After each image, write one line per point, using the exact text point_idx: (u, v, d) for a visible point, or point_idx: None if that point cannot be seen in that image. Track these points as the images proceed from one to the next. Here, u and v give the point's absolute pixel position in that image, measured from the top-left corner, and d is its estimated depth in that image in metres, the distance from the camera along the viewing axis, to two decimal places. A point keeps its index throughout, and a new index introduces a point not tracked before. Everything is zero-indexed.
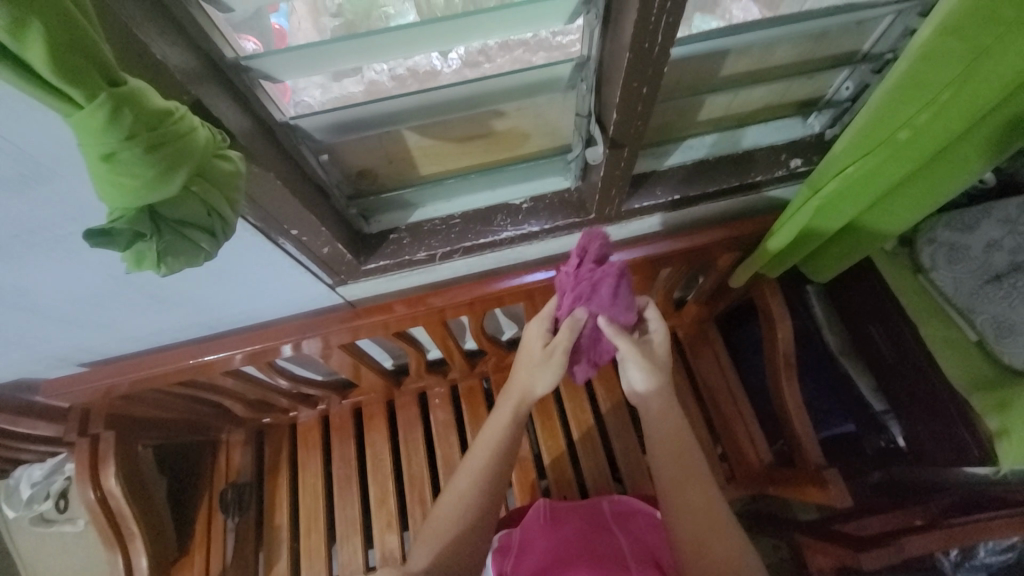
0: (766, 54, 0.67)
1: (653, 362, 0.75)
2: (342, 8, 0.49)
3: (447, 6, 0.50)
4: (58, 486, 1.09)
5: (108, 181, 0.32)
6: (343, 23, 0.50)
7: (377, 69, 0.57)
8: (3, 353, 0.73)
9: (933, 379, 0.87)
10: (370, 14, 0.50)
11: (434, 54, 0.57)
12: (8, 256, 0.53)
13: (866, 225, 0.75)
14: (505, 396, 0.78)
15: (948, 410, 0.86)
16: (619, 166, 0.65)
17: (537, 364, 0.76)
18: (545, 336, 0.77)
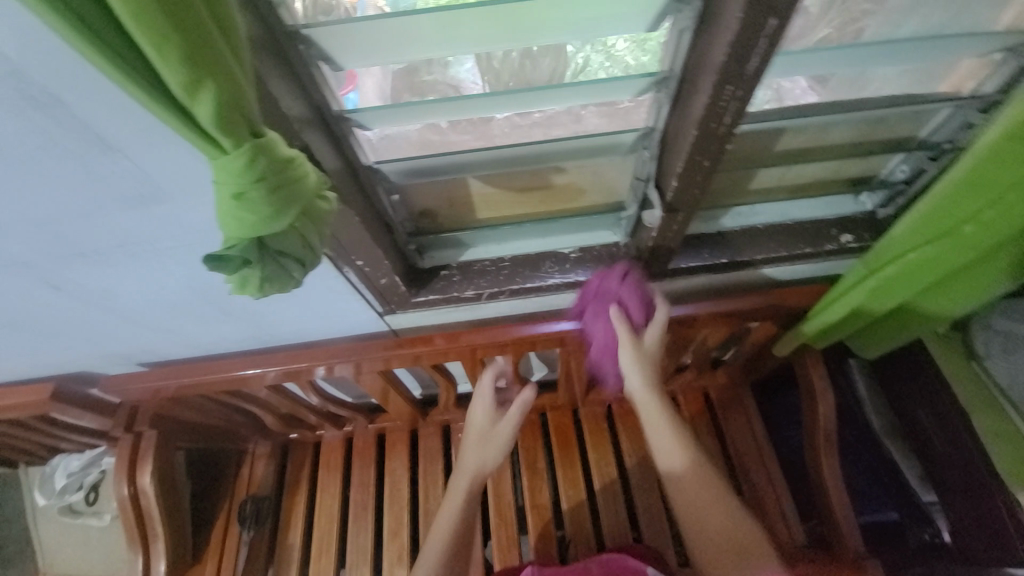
0: (822, 133, 0.70)
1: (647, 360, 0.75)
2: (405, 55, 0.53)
3: (508, 64, 0.55)
4: (92, 478, 1.13)
5: (235, 215, 0.37)
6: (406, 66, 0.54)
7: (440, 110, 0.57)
8: (77, 347, 0.79)
9: (982, 472, 0.84)
10: (431, 61, 0.54)
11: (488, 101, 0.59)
12: (109, 261, 0.58)
13: (921, 307, 0.75)
14: (460, 471, 0.82)
15: (993, 506, 0.83)
16: (672, 228, 0.67)
17: (486, 438, 0.83)
18: (490, 414, 0.85)
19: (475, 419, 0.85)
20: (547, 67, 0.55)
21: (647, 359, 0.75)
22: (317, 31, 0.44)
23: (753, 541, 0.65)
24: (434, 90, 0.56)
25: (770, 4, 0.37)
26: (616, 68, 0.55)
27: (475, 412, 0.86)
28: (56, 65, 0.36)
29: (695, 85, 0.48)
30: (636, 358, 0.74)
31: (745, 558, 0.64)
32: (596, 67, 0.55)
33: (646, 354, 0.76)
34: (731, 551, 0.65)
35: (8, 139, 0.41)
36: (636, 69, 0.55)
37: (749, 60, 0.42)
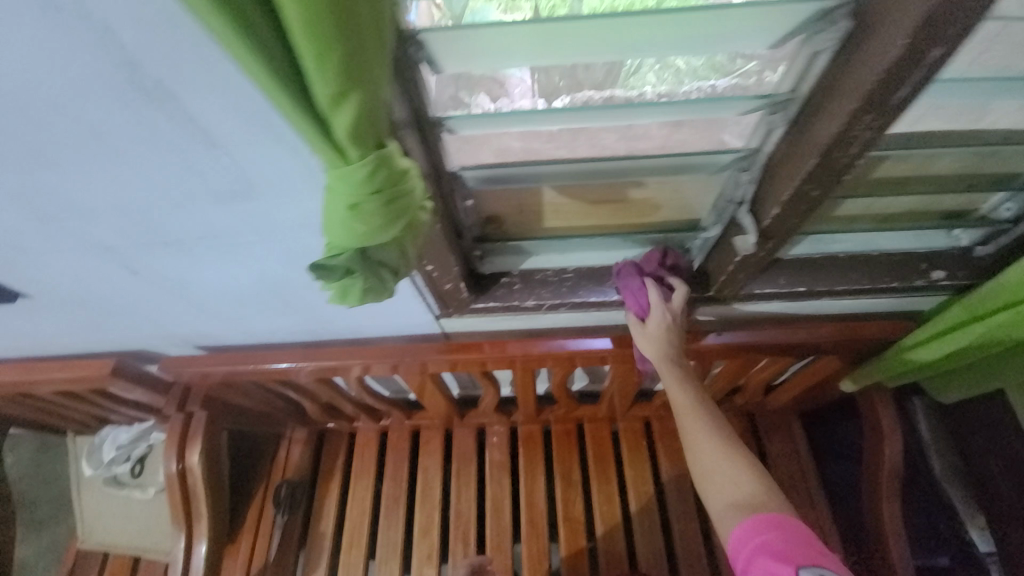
0: (928, 163, 0.64)
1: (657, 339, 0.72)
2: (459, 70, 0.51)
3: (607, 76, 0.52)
4: (139, 451, 1.17)
5: (347, 225, 0.36)
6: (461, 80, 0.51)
7: (484, 105, 0.52)
8: (141, 327, 0.80)
9: None
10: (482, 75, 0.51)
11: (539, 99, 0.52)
12: (189, 250, 0.58)
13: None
14: None
15: None
16: (761, 254, 0.63)
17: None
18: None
19: None
20: (599, 70, 0.50)
21: (661, 341, 0.72)
22: (433, 35, 0.42)
23: (767, 498, 0.60)
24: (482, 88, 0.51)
25: (936, 34, 0.35)
26: (666, 72, 0.50)
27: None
28: (176, 62, 0.35)
29: (823, 110, 0.45)
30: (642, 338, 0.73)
31: (753, 510, 0.59)
32: (645, 69, 0.50)
33: (659, 336, 0.72)
34: (743, 506, 0.60)
35: (114, 130, 0.40)
36: (687, 72, 0.50)
37: (899, 88, 0.39)
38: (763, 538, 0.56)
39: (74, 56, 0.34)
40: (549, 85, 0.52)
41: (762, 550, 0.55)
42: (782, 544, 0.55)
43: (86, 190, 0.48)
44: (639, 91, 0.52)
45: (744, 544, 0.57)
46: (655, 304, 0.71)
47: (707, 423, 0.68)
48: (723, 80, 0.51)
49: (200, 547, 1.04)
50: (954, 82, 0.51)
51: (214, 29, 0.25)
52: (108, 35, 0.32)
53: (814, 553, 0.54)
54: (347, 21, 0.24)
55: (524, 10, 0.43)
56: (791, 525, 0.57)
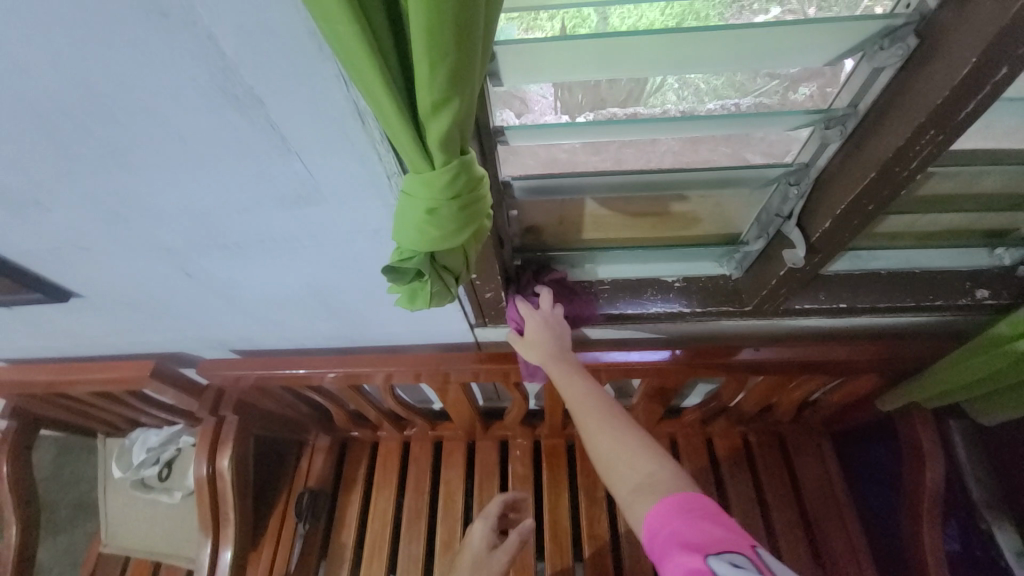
0: (974, 181, 0.64)
1: (533, 343, 0.72)
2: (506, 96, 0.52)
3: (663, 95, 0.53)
4: (168, 455, 1.18)
5: (421, 229, 0.37)
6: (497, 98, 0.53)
7: (510, 121, 0.54)
8: (184, 328, 0.82)
9: None
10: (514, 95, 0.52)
11: (559, 114, 0.54)
12: (245, 253, 0.60)
13: None
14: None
15: None
16: (807, 270, 0.63)
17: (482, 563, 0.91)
18: (489, 538, 0.96)
19: (472, 541, 0.95)
20: (622, 87, 0.52)
21: (541, 343, 0.71)
22: (503, 50, 0.44)
23: (664, 476, 0.58)
24: (503, 102, 0.53)
25: (1010, 52, 0.35)
26: (686, 90, 0.52)
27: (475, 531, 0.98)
28: (269, 73, 0.37)
29: (885, 125, 0.46)
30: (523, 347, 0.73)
31: (655, 490, 0.57)
32: (667, 87, 0.52)
33: (537, 340, 0.72)
34: (645, 488, 0.58)
35: (195, 134, 0.42)
36: (707, 91, 0.52)
37: (964, 107, 0.40)
38: (675, 526, 0.53)
39: (173, 62, 0.36)
40: (572, 103, 0.53)
41: (673, 539, 0.52)
42: (691, 531, 0.52)
43: (155, 191, 0.50)
44: (662, 109, 0.53)
45: (655, 535, 0.54)
46: (528, 315, 0.73)
47: (602, 411, 0.65)
48: (746, 100, 0.52)
49: (224, 553, 1.03)
50: (1006, 100, 0.51)
51: (339, 42, 0.26)
52: (208, 41, 0.34)
53: (723, 537, 0.51)
54: (465, 38, 0.26)
55: (546, 30, 0.44)
56: (700, 506, 0.54)
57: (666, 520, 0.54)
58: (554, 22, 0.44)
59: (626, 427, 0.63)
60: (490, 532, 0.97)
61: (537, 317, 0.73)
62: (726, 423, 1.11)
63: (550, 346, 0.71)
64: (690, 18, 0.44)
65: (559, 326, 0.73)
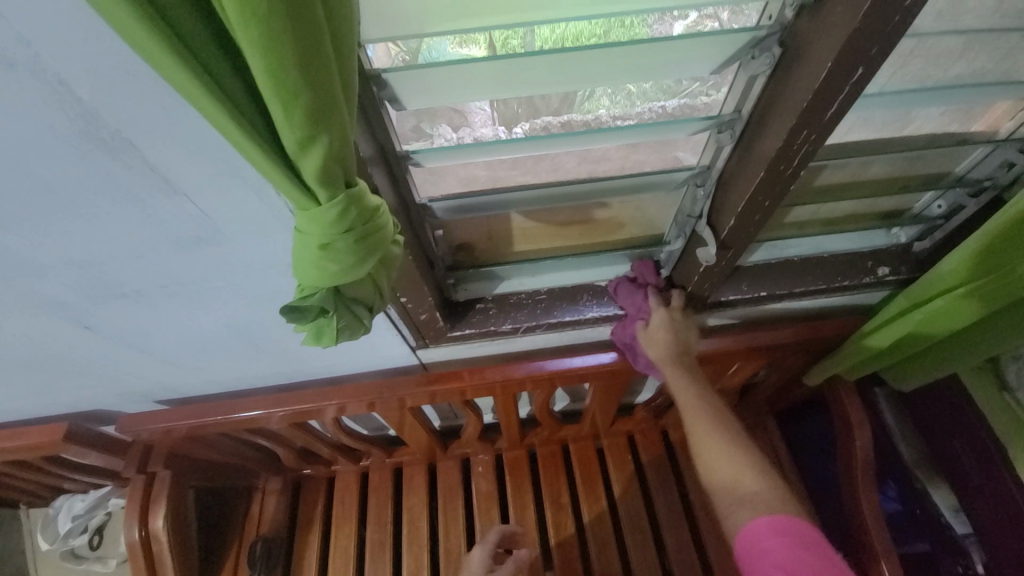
0: (863, 169, 0.69)
1: (661, 338, 0.74)
2: (435, 115, 0.52)
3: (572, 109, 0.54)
4: (97, 520, 1.09)
5: (316, 264, 0.35)
6: (433, 114, 0.52)
7: (447, 135, 0.54)
8: (98, 384, 0.75)
9: (1010, 488, 0.86)
10: (452, 111, 0.52)
11: (501, 129, 0.54)
12: (150, 300, 0.56)
13: (971, 339, 0.76)
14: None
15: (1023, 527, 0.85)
16: (724, 264, 0.66)
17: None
18: (488, 563, 0.91)
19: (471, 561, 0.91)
20: (555, 97, 0.52)
21: (664, 342, 0.74)
22: (396, 75, 0.44)
23: (770, 493, 0.61)
24: (441, 116, 0.53)
25: (855, 59, 0.39)
26: (619, 95, 0.52)
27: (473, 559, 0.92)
28: (135, 114, 0.34)
29: (766, 127, 0.49)
30: (651, 338, 0.75)
31: (760, 506, 0.59)
32: (599, 93, 0.52)
33: (661, 338, 0.75)
34: (747, 502, 0.61)
35: (67, 183, 0.39)
36: (638, 95, 0.53)
37: (830, 106, 0.43)
38: (766, 544, 0.56)
39: (29, 112, 0.33)
40: (508, 112, 0.53)
41: (766, 557, 0.55)
42: (784, 553, 0.54)
43: (33, 246, 0.46)
44: (595, 114, 0.54)
45: (751, 547, 0.57)
46: (655, 307, 0.76)
47: (716, 423, 0.69)
48: (673, 101, 0.54)
49: None
50: (873, 96, 0.56)
51: (184, 88, 0.25)
52: (61, 87, 0.32)
53: (820, 566, 0.52)
54: (316, 75, 0.25)
55: (480, 43, 0.44)
56: (800, 534, 0.55)
57: (762, 535, 0.56)
58: (485, 36, 0.44)
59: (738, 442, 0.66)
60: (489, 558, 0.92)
61: (664, 314, 0.75)
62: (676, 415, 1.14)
63: (675, 346, 0.74)
64: (617, 29, 0.45)
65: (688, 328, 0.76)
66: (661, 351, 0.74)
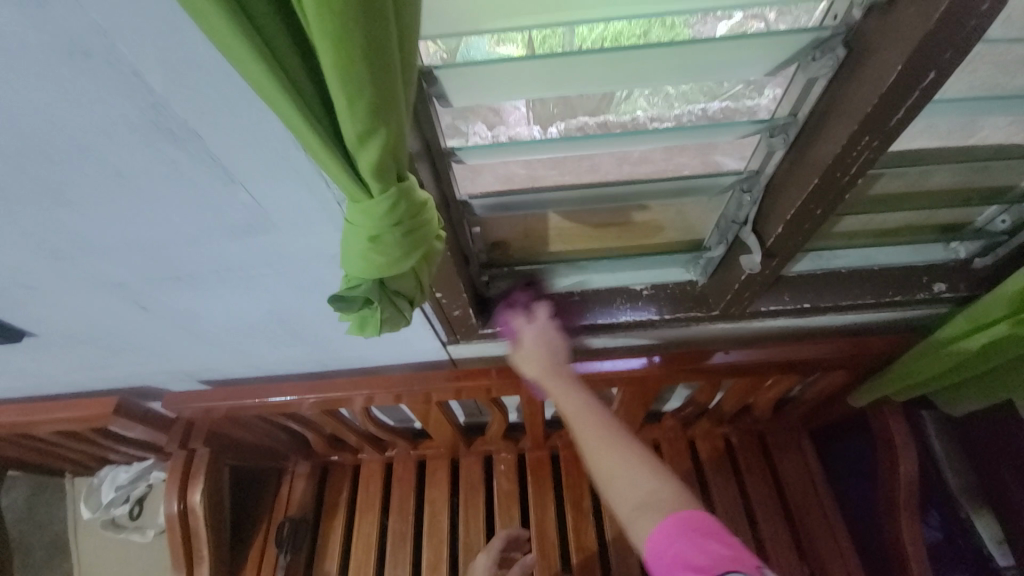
0: (921, 179, 0.66)
1: (528, 353, 0.72)
2: (471, 112, 0.52)
3: (616, 111, 0.53)
4: (138, 492, 1.14)
5: (365, 255, 0.36)
6: (469, 111, 0.52)
7: (482, 134, 0.54)
8: (147, 361, 0.79)
9: None
10: (486, 111, 0.52)
11: (535, 128, 0.54)
12: (201, 284, 0.59)
13: None
14: None
15: None
16: (766, 273, 0.64)
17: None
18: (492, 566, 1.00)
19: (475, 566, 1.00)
20: (593, 98, 0.51)
21: (534, 355, 0.71)
22: (447, 72, 0.44)
23: (666, 492, 0.55)
24: (475, 114, 0.52)
25: (927, 63, 0.37)
26: (656, 97, 0.51)
27: (478, 564, 1.02)
28: (201, 107, 0.36)
29: (824, 131, 0.47)
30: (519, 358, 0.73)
31: (657, 508, 0.54)
32: (637, 94, 0.51)
33: (534, 353, 0.71)
34: (647, 506, 0.55)
35: (134, 170, 0.41)
36: (677, 96, 0.51)
37: (895, 113, 0.41)
38: (675, 549, 0.51)
39: (107, 102, 0.35)
40: (544, 113, 0.53)
41: (675, 564, 0.51)
42: (694, 554, 0.50)
43: (99, 228, 0.48)
44: (632, 116, 0.53)
45: (658, 560, 0.52)
46: (524, 328, 0.74)
47: (602, 427, 0.61)
48: (714, 103, 0.52)
49: None
50: (937, 102, 0.53)
51: (256, 81, 0.26)
52: (134, 77, 0.33)
53: (724, 555, 0.50)
54: (380, 71, 0.25)
55: (517, 43, 0.44)
56: (703, 526, 0.52)
57: (663, 540, 0.52)
58: (523, 35, 0.43)
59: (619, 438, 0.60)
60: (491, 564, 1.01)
61: (532, 331, 0.73)
62: (707, 426, 1.11)
63: (545, 358, 0.71)
64: (657, 28, 0.44)
65: (557, 337, 0.73)
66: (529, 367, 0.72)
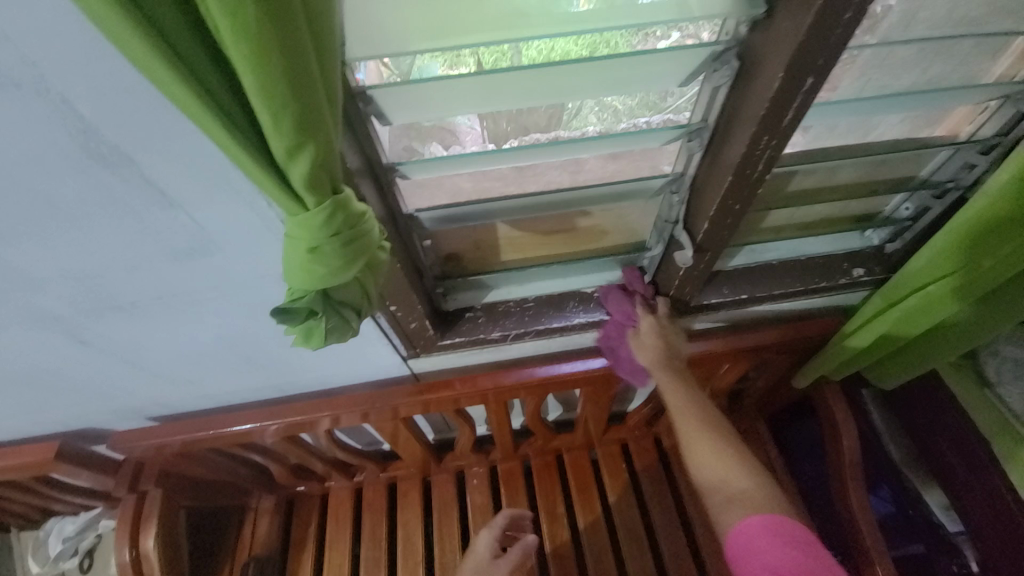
0: (831, 175, 0.73)
1: (652, 345, 0.77)
2: (427, 131, 0.56)
3: (569, 125, 0.57)
4: (87, 543, 1.07)
5: (305, 267, 0.37)
6: (426, 130, 0.56)
7: (438, 152, 0.57)
8: (92, 400, 0.76)
9: (995, 479, 0.87)
10: (442, 130, 0.56)
11: (486, 142, 0.58)
12: (141, 311, 0.57)
13: (946, 335, 0.78)
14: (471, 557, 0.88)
15: (1017, 521, 0.84)
16: (701, 266, 0.69)
17: (487, 568, 0.85)
18: (494, 548, 0.90)
19: (476, 547, 0.90)
20: (543, 114, 0.56)
21: (654, 347, 0.76)
22: (379, 91, 0.47)
23: (759, 493, 0.62)
24: (433, 135, 0.57)
25: (805, 69, 0.42)
26: (605, 112, 0.57)
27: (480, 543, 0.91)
28: (135, 130, 0.37)
29: (731, 134, 0.52)
30: (643, 346, 0.77)
31: (749, 505, 0.61)
32: (587, 111, 0.56)
33: (654, 344, 0.77)
34: (738, 501, 0.62)
35: (65, 199, 0.41)
36: (624, 112, 0.57)
37: (785, 114, 0.46)
38: (757, 548, 0.57)
39: (32, 131, 0.35)
40: (498, 130, 0.57)
41: (754, 559, 0.56)
42: (775, 556, 0.55)
43: (28, 261, 0.47)
44: (583, 131, 0.57)
45: (739, 553, 0.58)
46: (644, 317, 0.78)
47: (707, 429, 0.70)
48: (657, 116, 0.57)
49: None
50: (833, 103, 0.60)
51: (181, 102, 0.28)
52: (65, 106, 0.34)
53: (804, 564, 0.54)
54: (302, 90, 0.27)
55: (468, 64, 0.48)
56: (792, 534, 0.57)
57: (753, 537, 0.57)
58: (474, 57, 0.48)
59: (728, 442, 0.69)
60: (496, 543, 0.91)
61: (655, 321, 0.78)
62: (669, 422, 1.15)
63: (664, 353, 0.76)
64: (602, 48, 0.49)
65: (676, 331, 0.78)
66: (652, 357, 0.77)
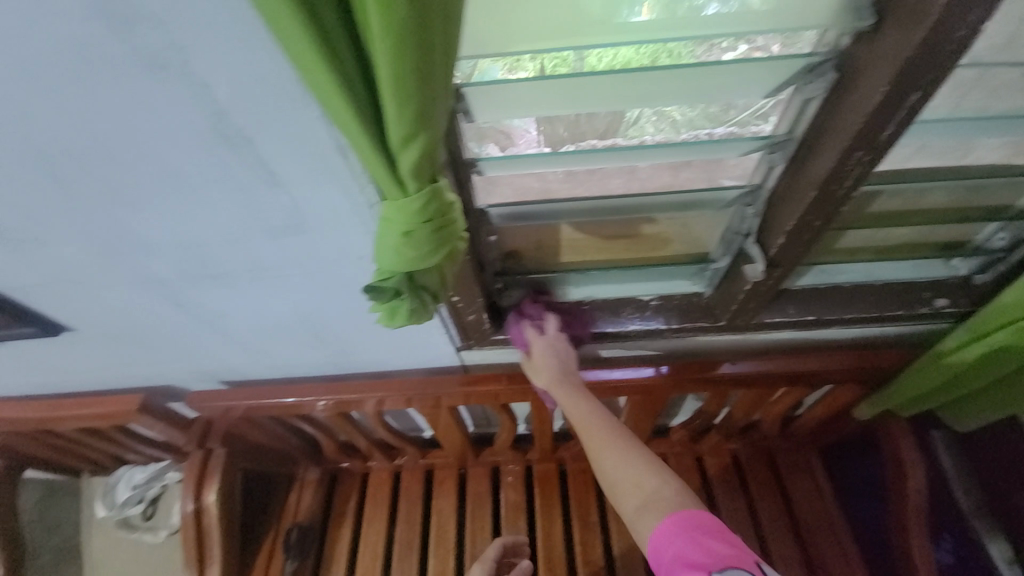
0: (920, 197, 0.69)
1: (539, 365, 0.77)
2: (488, 129, 0.55)
3: (625, 134, 0.56)
4: (153, 492, 1.17)
5: (398, 249, 0.40)
6: (481, 133, 0.56)
7: (493, 153, 0.58)
8: (176, 359, 0.83)
9: None
10: (500, 131, 0.56)
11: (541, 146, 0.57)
12: (231, 280, 0.62)
13: None
14: None
15: None
16: (768, 283, 0.68)
17: None
18: None
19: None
20: (604, 119, 0.55)
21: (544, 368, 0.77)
22: (474, 89, 0.49)
23: (669, 492, 0.60)
24: (488, 137, 0.56)
25: (913, 84, 0.41)
26: (663, 122, 0.55)
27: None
28: (260, 113, 0.41)
29: (821, 147, 0.51)
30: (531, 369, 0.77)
31: (662, 509, 0.59)
32: (644, 120, 0.55)
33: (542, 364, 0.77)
34: (650, 506, 0.60)
35: (187, 170, 0.46)
36: (683, 122, 0.55)
37: (886, 127, 0.44)
38: (677, 545, 0.55)
39: (172, 110, 0.40)
40: (554, 135, 0.56)
41: (675, 560, 0.55)
42: (694, 550, 0.54)
43: (148, 225, 0.53)
44: (640, 139, 0.56)
45: (660, 556, 0.56)
46: (534, 339, 0.78)
47: (609, 433, 0.68)
48: (719, 128, 0.56)
49: None
50: (928, 122, 0.57)
51: (322, 90, 0.31)
52: (204, 88, 0.38)
53: (725, 554, 0.53)
54: (427, 84, 0.30)
55: (529, 69, 0.48)
56: (699, 526, 0.56)
57: (668, 535, 0.56)
58: (534, 62, 0.47)
59: (633, 448, 0.66)
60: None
61: (544, 343, 0.78)
62: (716, 441, 1.12)
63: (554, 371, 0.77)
64: (664, 57, 0.47)
65: (564, 349, 0.78)
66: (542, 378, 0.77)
